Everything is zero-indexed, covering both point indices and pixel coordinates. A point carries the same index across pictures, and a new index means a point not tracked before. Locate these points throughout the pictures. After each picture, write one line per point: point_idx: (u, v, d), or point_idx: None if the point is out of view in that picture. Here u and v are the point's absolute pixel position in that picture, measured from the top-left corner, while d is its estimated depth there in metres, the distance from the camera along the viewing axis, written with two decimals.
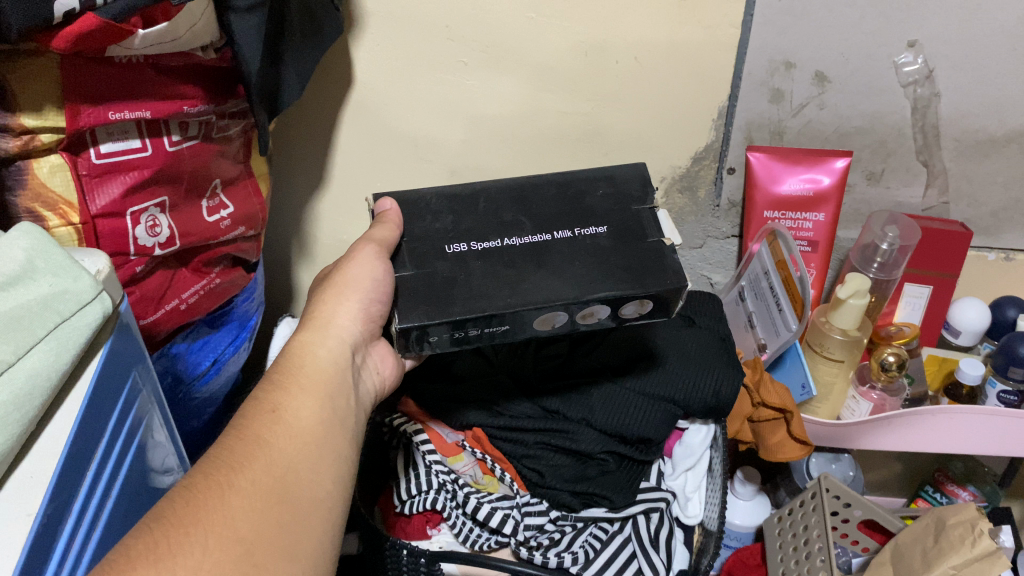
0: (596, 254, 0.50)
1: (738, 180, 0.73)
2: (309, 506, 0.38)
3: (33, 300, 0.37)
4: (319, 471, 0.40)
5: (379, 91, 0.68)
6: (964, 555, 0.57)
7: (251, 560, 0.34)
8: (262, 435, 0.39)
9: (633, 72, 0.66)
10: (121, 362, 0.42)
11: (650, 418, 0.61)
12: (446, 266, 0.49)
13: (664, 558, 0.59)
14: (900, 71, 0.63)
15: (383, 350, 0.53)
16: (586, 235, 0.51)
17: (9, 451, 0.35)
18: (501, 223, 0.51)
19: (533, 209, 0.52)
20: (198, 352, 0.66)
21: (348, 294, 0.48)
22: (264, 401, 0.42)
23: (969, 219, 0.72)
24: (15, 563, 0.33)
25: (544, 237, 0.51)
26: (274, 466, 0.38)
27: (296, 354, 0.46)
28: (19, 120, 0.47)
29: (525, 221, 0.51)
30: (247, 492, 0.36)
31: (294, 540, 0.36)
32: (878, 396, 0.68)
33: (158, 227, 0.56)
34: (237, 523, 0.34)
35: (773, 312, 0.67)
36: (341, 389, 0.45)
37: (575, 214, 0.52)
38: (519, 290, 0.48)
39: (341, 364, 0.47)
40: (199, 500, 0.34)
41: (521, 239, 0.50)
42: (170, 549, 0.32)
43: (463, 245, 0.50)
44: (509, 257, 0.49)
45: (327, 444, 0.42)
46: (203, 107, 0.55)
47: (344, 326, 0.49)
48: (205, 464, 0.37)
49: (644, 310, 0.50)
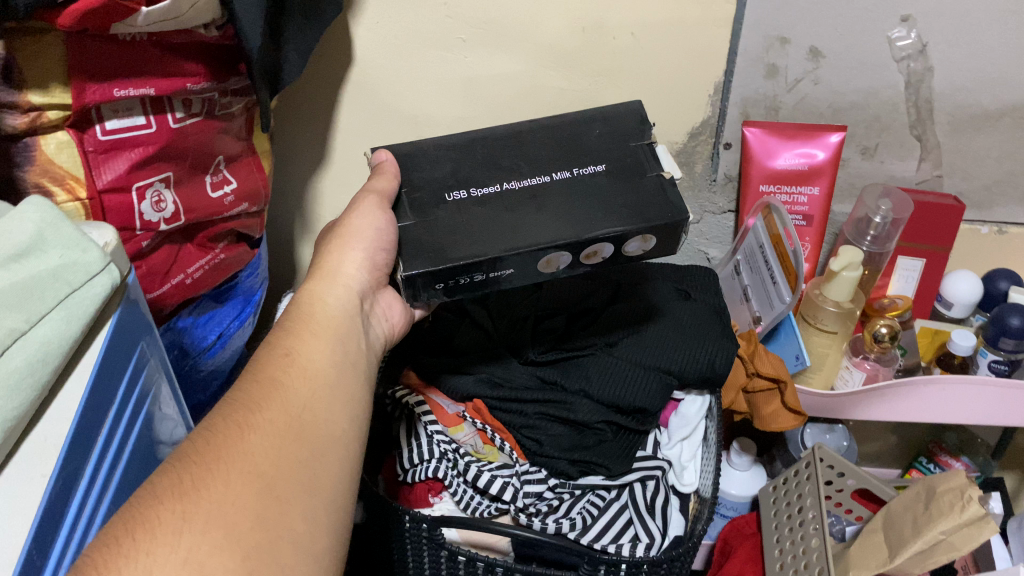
0: (596, 192, 0.51)
1: (734, 155, 0.74)
2: (327, 442, 0.40)
3: (44, 271, 0.38)
4: (334, 409, 0.42)
5: (379, 68, 0.69)
6: (953, 519, 0.58)
7: (272, 493, 0.35)
8: (278, 377, 0.41)
9: (631, 49, 0.67)
10: (130, 332, 0.44)
11: (648, 388, 0.62)
12: (444, 214, 0.50)
13: (661, 526, 0.60)
14: (894, 45, 0.64)
15: (389, 298, 0.54)
16: (585, 174, 0.52)
17: (22, 416, 0.36)
18: (500, 169, 0.53)
19: (529, 153, 0.53)
20: (204, 326, 0.67)
21: (350, 242, 0.50)
22: (278, 345, 0.43)
23: (963, 193, 0.72)
24: (31, 523, 0.34)
25: (542, 178, 0.52)
26: (289, 406, 0.39)
27: (308, 302, 0.48)
28: (26, 97, 0.48)
29: (523, 165, 0.53)
30: (266, 431, 0.37)
31: (312, 474, 0.38)
32: (871, 365, 0.69)
33: (163, 203, 0.57)
34: (257, 457, 0.36)
35: (768, 285, 0.68)
36: (351, 334, 0.47)
37: (572, 154, 0.53)
38: (521, 232, 0.49)
39: (349, 311, 0.48)
40: (220, 438, 0.36)
41: (519, 183, 0.52)
42: (194, 485, 0.33)
43: (462, 192, 0.51)
44: (507, 204, 0.51)
45: (340, 385, 0.43)
46: (205, 84, 0.55)
47: (352, 274, 0.50)
48: (225, 406, 0.39)
49: (648, 246, 0.51)
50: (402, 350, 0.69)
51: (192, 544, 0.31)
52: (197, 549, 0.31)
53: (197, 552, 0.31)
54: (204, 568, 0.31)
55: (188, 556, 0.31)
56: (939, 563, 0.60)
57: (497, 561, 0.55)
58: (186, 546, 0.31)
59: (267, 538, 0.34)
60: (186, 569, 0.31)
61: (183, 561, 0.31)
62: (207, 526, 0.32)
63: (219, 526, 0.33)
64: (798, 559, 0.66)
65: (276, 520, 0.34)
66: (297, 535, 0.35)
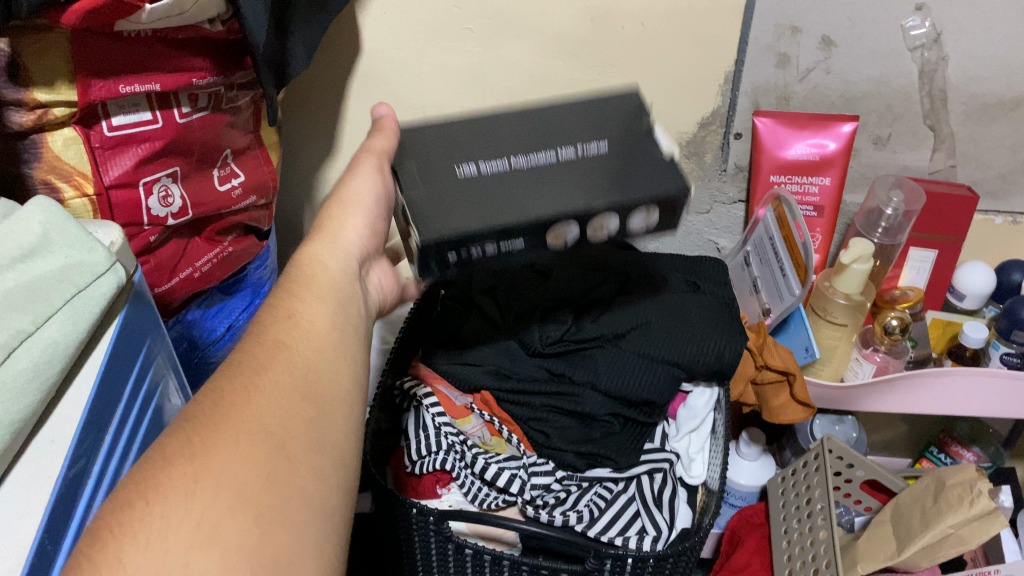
0: (594, 166, 0.49)
1: (745, 145, 0.72)
2: (332, 406, 0.40)
3: (50, 272, 0.38)
4: (338, 372, 0.42)
5: (385, 56, 0.69)
6: (962, 515, 0.58)
7: (282, 453, 0.35)
8: (281, 339, 0.41)
9: (640, 38, 0.66)
10: (136, 331, 0.44)
11: (654, 380, 0.62)
12: (441, 186, 0.48)
13: (668, 518, 0.60)
14: (908, 34, 0.63)
15: (385, 267, 0.57)
16: (583, 148, 0.49)
17: (31, 416, 0.36)
18: (506, 143, 0.50)
19: (526, 130, 0.51)
20: (214, 318, 0.68)
21: (351, 211, 0.52)
22: (280, 307, 0.43)
23: (977, 183, 0.71)
24: (39, 524, 0.34)
25: (541, 154, 0.49)
26: (294, 367, 0.39)
27: (307, 265, 0.48)
28: (32, 94, 0.49)
29: (521, 140, 0.50)
30: (271, 393, 0.37)
31: (319, 435, 0.38)
32: (881, 358, 0.69)
33: (170, 198, 0.57)
34: (265, 419, 0.36)
35: (778, 276, 0.68)
36: (351, 298, 0.48)
37: (569, 131, 0.51)
38: (519, 206, 0.47)
39: (347, 273, 0.49)
40: (226, 401, 0.36)
41: (519, 156, 0.49)
42: (204, 446, 0.33)
43: (460, 165, 0.48)
44: (505, 178, 0.48)
45: (342, 347, 0.43)
46: (211, 79, 0.55)
47: (350, 241, 0.52)
48: (228, 367, 0.39)
49: (651, 220, 0.49)
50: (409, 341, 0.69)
51: (206, 505, 0.31)
52: (211, 510, 0.31)
53: (211, 513, 0.31)
54: (218, 529, 0.31)
55: (202, 517, 0.31)
56: (948, 555, 0.60)
57: (505, 554, 0.55)
58: (199, 508, 0.31)
59: (279, 497, 0.33)
60: (200, 532, 0.30)
61: (197, 524, 0.30)
62: (220, 487, 0.32)
63: (230, 488, 0.32)
64: (806, 552, 0.65)
65: (286, 481, 0.34)
66: (308, 495, 0.35)
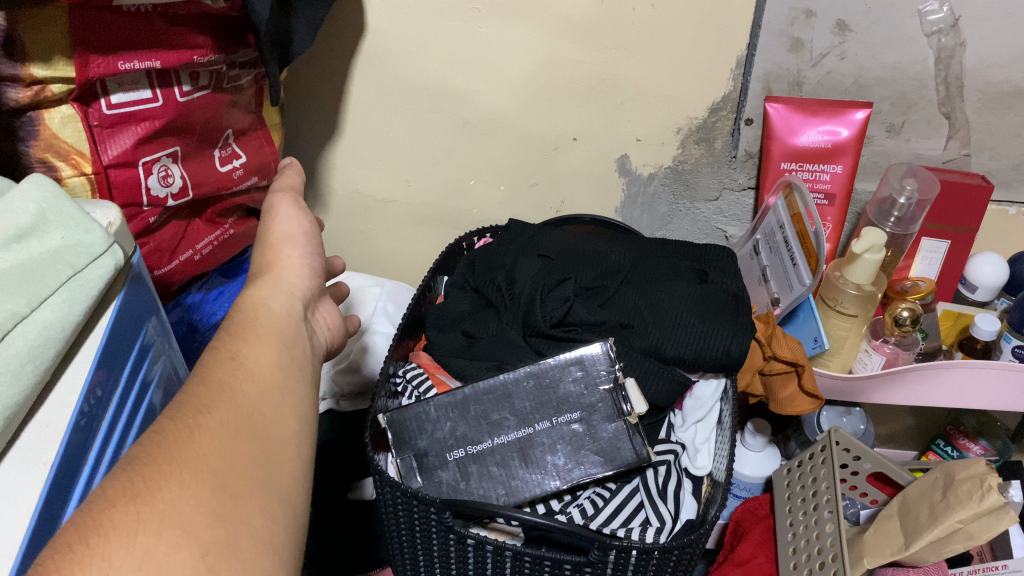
0: (577, 442, 0.55)
1: (755, 131, 0.71)
2: (278, 443, 0.39)
3: (46, 252, 0.37)
4: (283, 410, 0.41)
5: (388, 39, 0.70)
6: (972, 510, 0.57)
7: (228, 490, 0.34)
8: (225, 380, 0.39)
9: (650, 21, 0.65)
10: (134, 315, 0.43)
11: (659, 387, 0.60)
12: (448, 476, 0.55)
13: (672, 510, 0.58)
14: (925, 20, 0.61)
15: (328, 308, 0.55)
16: (564, 423, 0.56)
17: (24, 401, 0.35)
18: (488, 428, 0.56)
19: (515, 405, 0.56)
20: (214, 302, 0.67)
21: (287, 246, 0.53)
22: (222, 350, 0.42)
23: (990, 172, 0.70)
24: (32, 512, 0.34)
25: (525, 430, 0.56)
26: (239, 408, 0.38)
27: (250, 308, 0.46)
28: (28, 69, 0.46)
29: (510, 419, 0.56)
30: (216, 433, 0.36)
31: (264, 471, 0.36)
32: (891, 349, 0.67)
33: (170, 177, 0.56)
34: (209, 456, 0.35)
35: (788, 266, 0.66)
36: (296, 339, 0.46)
37: (553, 402, 0.56)
38: (514, 486, 0.55)
39: (292, 316, 0.48)
40: (170, 441, 0.34)
41: (506, 437, 0.55)
42: (146, 485, 0.32)
43: (461, 451, 0.55)
44: (499, 460, 0.55)
45: (287, 385, 0.42)
46: (212, 57, 0.54)
47: (293, 281, 0.51)
48: (170, 410, 0.37)
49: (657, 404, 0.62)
50: (407, 319, 0.67)
51: (149, 544, 0.30)
52: (154, 548, 0.30)
53: (154, 553, 0.30)
54: (161, 568, 0.29)
55: (145, 557, 0.29)
56: (956, 551, 0.59)
57: (508, 545, 0.54)
58: (143, 548, 0.30)
59: (225, 533, 0.32)
60: (143, 569, 0.29)
61: (141, 562, 0.29)
62: (163, 525, 0.31)
63: (175, 525, 0.31)
64: (811, 545, 0.64)
65: (233, 517, 0.33)
66: (255, 530, 0.33)
